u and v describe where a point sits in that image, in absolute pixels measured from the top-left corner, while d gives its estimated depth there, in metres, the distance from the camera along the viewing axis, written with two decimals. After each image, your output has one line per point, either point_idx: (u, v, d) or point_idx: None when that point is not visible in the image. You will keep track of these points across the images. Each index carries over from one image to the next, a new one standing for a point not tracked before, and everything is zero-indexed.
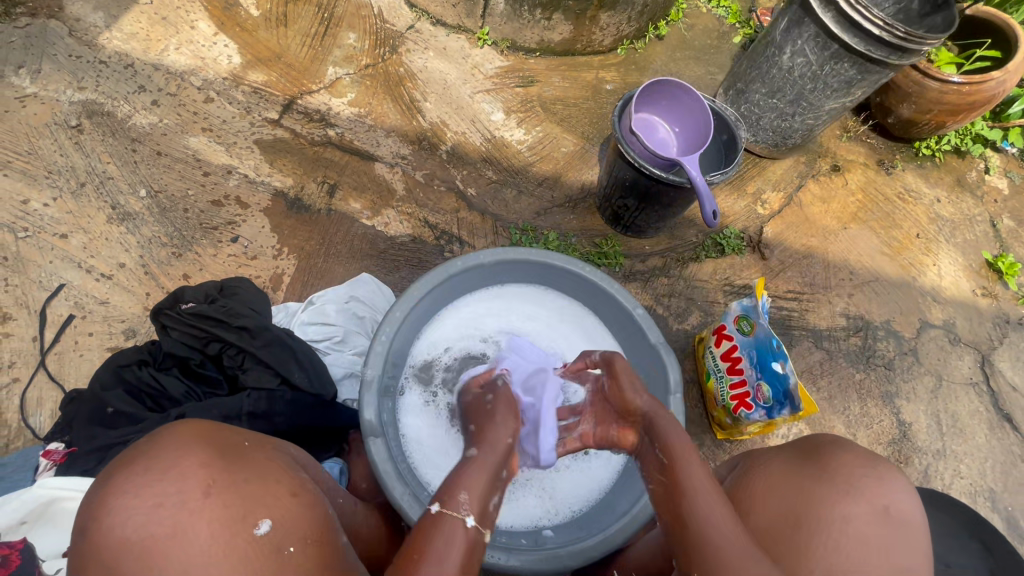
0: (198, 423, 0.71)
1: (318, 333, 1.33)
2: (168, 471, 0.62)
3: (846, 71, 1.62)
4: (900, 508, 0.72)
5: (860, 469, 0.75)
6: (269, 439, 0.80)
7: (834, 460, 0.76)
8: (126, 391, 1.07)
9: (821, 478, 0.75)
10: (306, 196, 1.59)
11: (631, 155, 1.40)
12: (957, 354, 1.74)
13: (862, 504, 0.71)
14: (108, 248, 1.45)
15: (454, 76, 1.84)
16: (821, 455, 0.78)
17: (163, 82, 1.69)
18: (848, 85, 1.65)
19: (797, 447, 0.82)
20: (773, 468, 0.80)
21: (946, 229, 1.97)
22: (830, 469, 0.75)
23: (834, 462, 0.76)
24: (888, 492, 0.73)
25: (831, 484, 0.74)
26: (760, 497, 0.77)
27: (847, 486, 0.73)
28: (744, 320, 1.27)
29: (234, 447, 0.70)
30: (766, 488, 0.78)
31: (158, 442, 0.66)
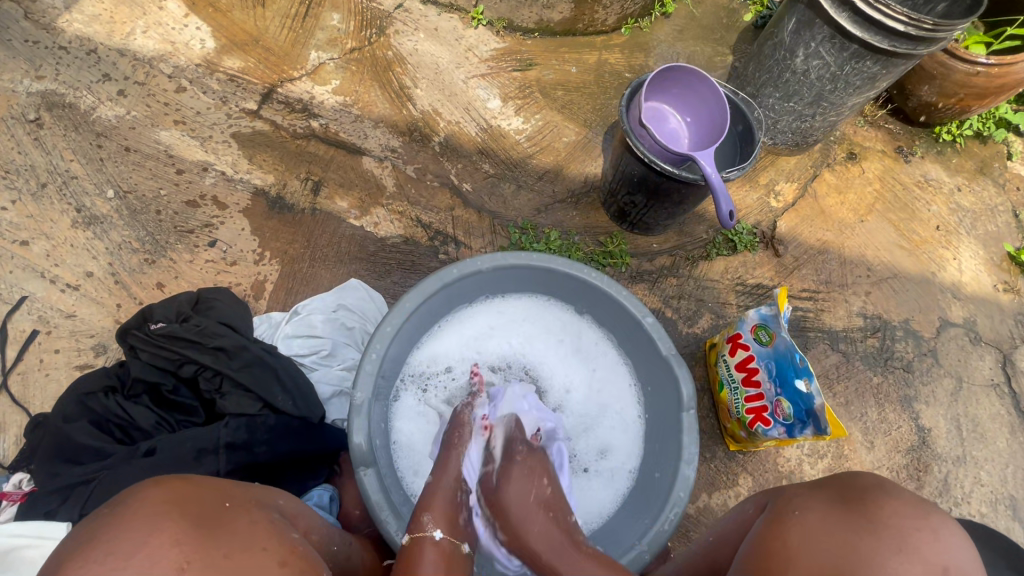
0: (167, 487, 0.62)
1: (304, 347, 1.24)
2: (133, 556, 0.54)
3: (869, 68, 1.49)
4: (964, 571, 0.60)
5: (911, 521, 0.63)
6: (254, 494, 0.72)
7: (880, 509, 0.65)
8: (90, 423, 0.98)
9: (866, 531, 0.63)
10: (289, 194, 1.48)
11: (641, 149, 1.29)
12: (978, 354, 1.66)
13: (916, 566, 0.60)
14: (74, 256, 1.34)
15: (447, 60, 1.70)
16: (863, 501, 0.67)
17: (130, 69, 1.55)
18: (872, 80, 1.53)
19: (834, 489, 0.72)
20: (808, 515, 0.69)
21: (967, 220, 1.87)
22: (875, 520, 0.64)
23: (879, 510, 0.65)
24: (948, 549, 0.61)
25: (877, 537, 0.62)
26: (793, 548, 0.66)
27: (895, 542, 0.62)
28: (762, 330, 1.18)
29: (214, 512, 0.62)
30: (793, 537, 0.68)
31: (122, 518, 0.57)
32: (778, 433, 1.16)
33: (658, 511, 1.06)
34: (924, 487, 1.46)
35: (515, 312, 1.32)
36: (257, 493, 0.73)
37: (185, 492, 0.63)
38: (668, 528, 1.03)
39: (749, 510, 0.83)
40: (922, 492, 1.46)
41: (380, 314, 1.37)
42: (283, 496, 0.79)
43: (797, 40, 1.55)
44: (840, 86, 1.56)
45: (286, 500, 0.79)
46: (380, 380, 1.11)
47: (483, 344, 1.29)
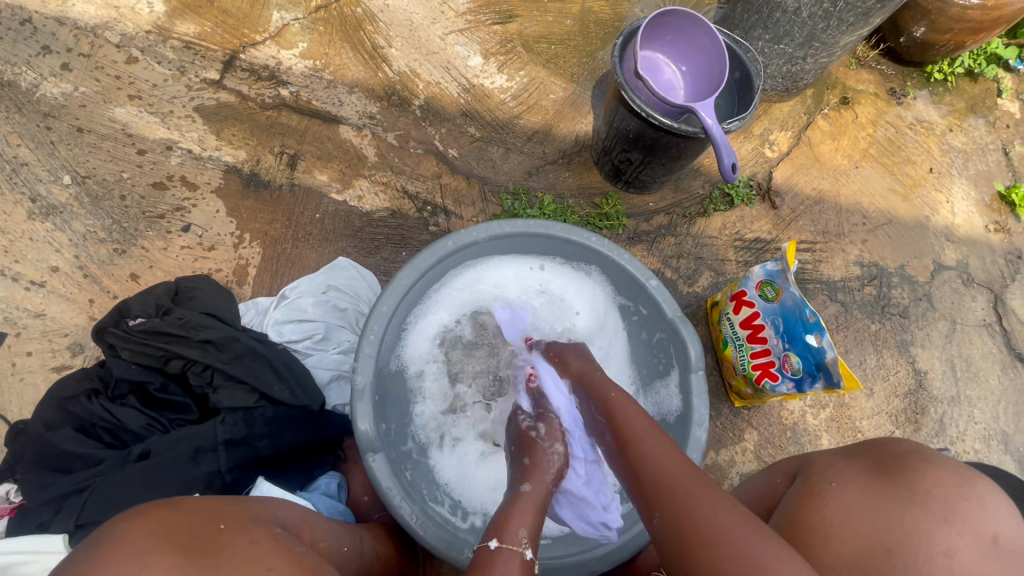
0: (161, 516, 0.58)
1: (295, 333, 1.18)
2: None
3: (864, 3, 1.42)
4: (1008, 538, 0.63)
5: (956, 492, 0.66)
6: (253, 511, 0.69)
7: (924, 479, 0.68)
8: (76, 428, 0.92)
9: (911, 502, 0.66)
10: (263, 170, 1.38)
11: (638, 103, 1.21)
12: (971, 296, 1.67)
13: (966, 535, 0.63)
14: (35, 250, 1.24)
15: (422, 16, 1.58)
16: (907, 472, 0.69)
17: (71, 40, 1.41)
18: (866, 15, 1.46)
19: (874, 460, 0.74)
20: (850, 489, 0.71)
21: (958, 161, 1.86)
22: (921, 492, 0.67)
23: (921, 480, 0.68)
24: (992, 516, 0.64)
25: (922, 509, 0.65)
26: (837, 521, 0.69)
27: (942, 512, 0.64)
28: (767, 286, 1.16)
29: (205, 534, 0.59)
30: (850, 510, 0.69)
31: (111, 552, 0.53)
32: (786, 388, 1.16)
33: None
34: (921, 428, 1.49)
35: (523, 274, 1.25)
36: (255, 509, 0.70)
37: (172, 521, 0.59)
38: None
39: (774, 479, 0.84)
40: (919, 433, 1.49)
41: (372, 292, 1.30)
42: (284, 506, 0.76)
43: None
44: (832, 23, 1.48)
45: (289, 509, 0.76)
46: (379, 364, 1.06)
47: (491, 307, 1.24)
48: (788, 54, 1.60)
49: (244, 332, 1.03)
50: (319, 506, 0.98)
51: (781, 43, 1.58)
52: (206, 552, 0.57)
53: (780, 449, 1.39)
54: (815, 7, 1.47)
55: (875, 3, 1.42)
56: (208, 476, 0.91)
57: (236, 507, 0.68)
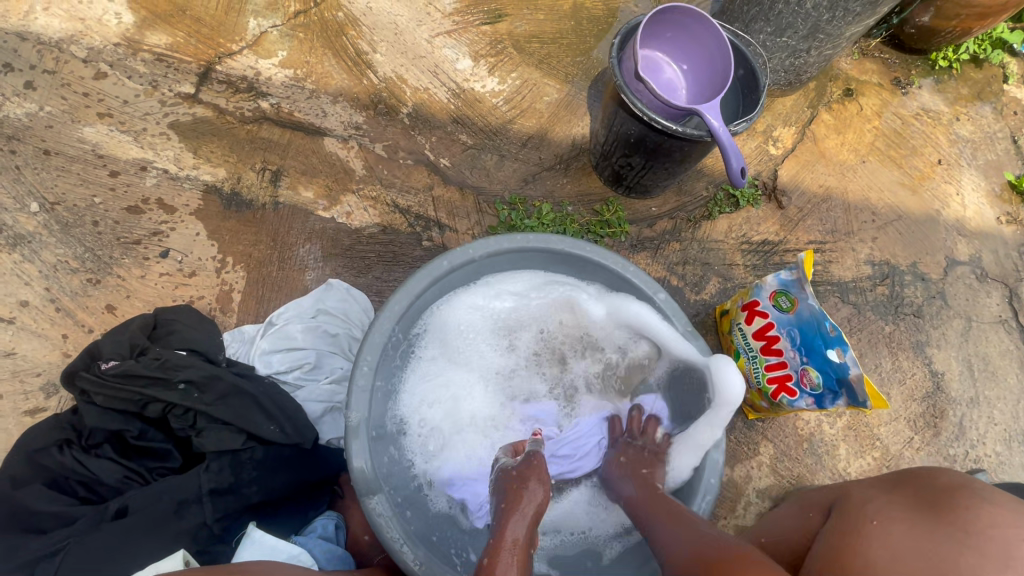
0: None
1: (285, 363, 1.11)
2: None
3: None
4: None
5: (1016, 532, 0.56)
6: None
7: (976, 516, 0.58)
8: (47, 484, 0.85)
9: (962, 542, 0.57)
10: (245, 188, 1.31)
11: (639, 106, 1.14)
12: (985, 291, 1.62)
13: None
14: (2, 284, 1.16)
15: (407, 18, 1.50)
16: (956, 509, 0.60)
17: (35, 56, 1.33)
18: (873, 4, 1.39)
19: (915, 496, 0.65)
20: (892, 528, 0.61)
21: (967, 151, 1.80)
22: (974, 532, 0.57)
23: (975, 519, 0.58)
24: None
25: (976, 553, 0.56)
26: (879, 565, 0.59)
27: (1000, 557, 0.55)
28: (782, 296, 1.10)
29: None
30: (889, 550, 0.60)
31: None
32: (805, 403, 1.10)
33: (688, 500, 1.00)
34: (940, 433, 1.44)
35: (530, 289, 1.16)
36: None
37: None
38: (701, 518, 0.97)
39: (809, 517, 0.76)
40: (939, 438, 1.43)
41: (364, 314, 1.23)
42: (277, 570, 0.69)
43: None
44: (838, 13, 1.42)
45: None
46: (377, 397, 0.99)
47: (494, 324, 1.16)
48: (791, 47, 1.53)
49: (227, 368, 0.96)
50: (315, 553, 0.91)
51: (784, 35, 1.52)
52: None
53: (797, 461, 1.33)
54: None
55: None
56: (193, 529, 0.85)
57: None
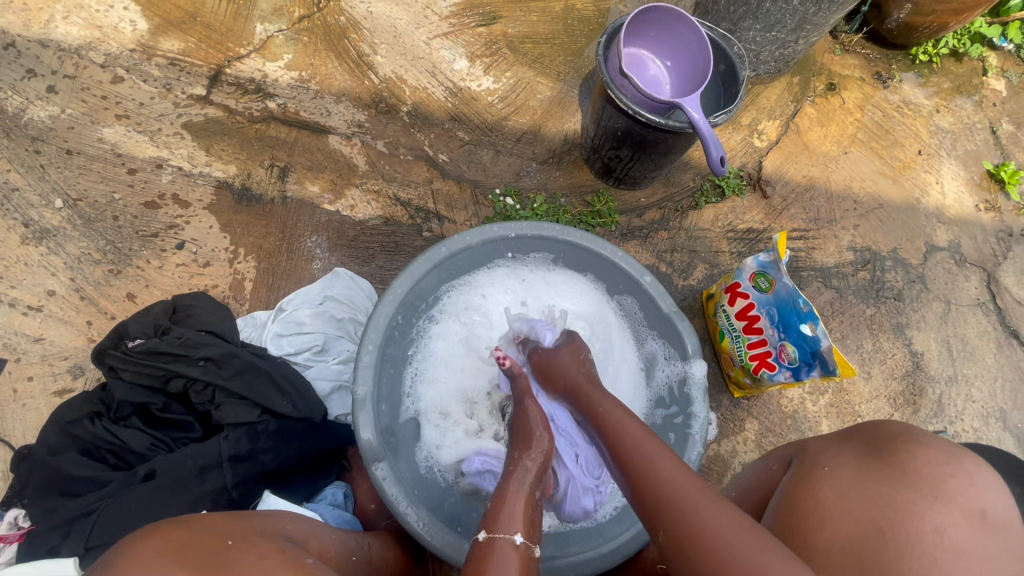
0: (171, 531, 0.57)
1: (296, 345, 1.19)
2: None
3: None
4: (997, 513, 0.60)
5: (946, 469, 0.63)
6: (259, 526, 0.67)
7: (912, 458, 0.65)
8: (80, 451, 0.93)
9: (899, 479, 0.63)
10: (255, 183, 1.38)
11: (624, 101, 1.22)
12: (964, 275, 1.68)
13: (954, 511, 0.59)
14: (31, 275, 1.24)
15: (406, 21, 1.58)
16: (895, 452, 0.66)
17: (56, 62, 1.41)
18: None
19: (861, 443, 0.71)
20: (840, 471, 0.68)
21: (947, 142, 1.86)
22: (910, 470, 0.64)
23: (911, 460, 0.65)
24: (981, 492, 0.61)
25: (911, 489, 0.62)
26: (829, 503, 0.66)
27: (931, 491, 0.61)
28: (761, 277, 1.17)
29: (213, 549, 0.57)
30: (838, 493, 0.66)
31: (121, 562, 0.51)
32: (783, 377, 1.17)
33: None
34: (919, 410, 1.50)
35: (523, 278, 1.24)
36: (257, 520, 0.69)
37: (185, 526, 0.59)
38: None
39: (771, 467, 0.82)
40: (918, 415, 1.50)
41: (369, 300, 1.31)
42: (289, 519, 0.75)
43: None
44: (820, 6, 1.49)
45: (294, 522, 0.75)
46: (382, 374, 1.08)
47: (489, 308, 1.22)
48: (778, 40, 1.60)
49: (243, 348, 1.03)
50: (326, 516, 0.99)
51: (772, 29, 1.58)
52: (217, 565, 0.55)
53: (781, 437, 1.40)
54: None
55: None
56: (214, 493, 0.92)
57: (241, 520, 0.66)
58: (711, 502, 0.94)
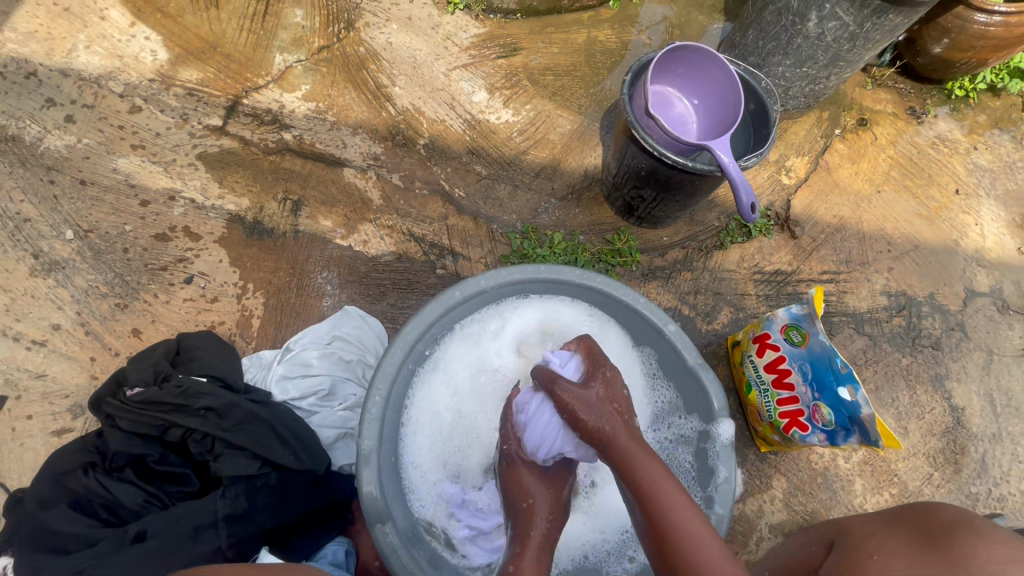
0: None
1: (301, 389, 1.14)
2: None
3: (892, 21, 1.35)
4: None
5: (1005, 550, 0.58)
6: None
7: (972, 552, 0.59)
8: (71, 505, 0.88)
9: (953, 564, 0.59)
10: (267, 217, 1.36)
11: (649, 142, 1.17)
12: (1007, 323, 1.58)
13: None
14: (36, 308, 1.22)
15: (426, 53, 1.57)
16: (951, 543, 0.62)
17: (76, 91, 1.40)
18: (892, 32, 1.40)
19: (912, 528, 0.67)
20: (891, 560, 0.64)
21: (985, 181, 1.78)
22: (970, 566, 0.58)
23: (964, 542, 0.61)
24: None
25: None
26: None
27: None
28: (793, 330, 1.10)
29: None
30: None
31: None
32: (816, 438, 1.09)
33: None
34: (962, 470, 1.40)
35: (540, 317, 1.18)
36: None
37: None
38: None
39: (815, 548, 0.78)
40: (961, 475, 1.40)
41: (378, 340, 1.26)
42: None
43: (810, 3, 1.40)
44: (855, 42, 1.43)
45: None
46: (388, 423, 1.02)
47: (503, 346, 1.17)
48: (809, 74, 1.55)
49: (244, 395, 0.99)
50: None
51: (803, 64, 1.53)
52: None
53: (810, 497, 1.31)
54: (834, 24, 1.41)
55: (894, 19, 1.35)
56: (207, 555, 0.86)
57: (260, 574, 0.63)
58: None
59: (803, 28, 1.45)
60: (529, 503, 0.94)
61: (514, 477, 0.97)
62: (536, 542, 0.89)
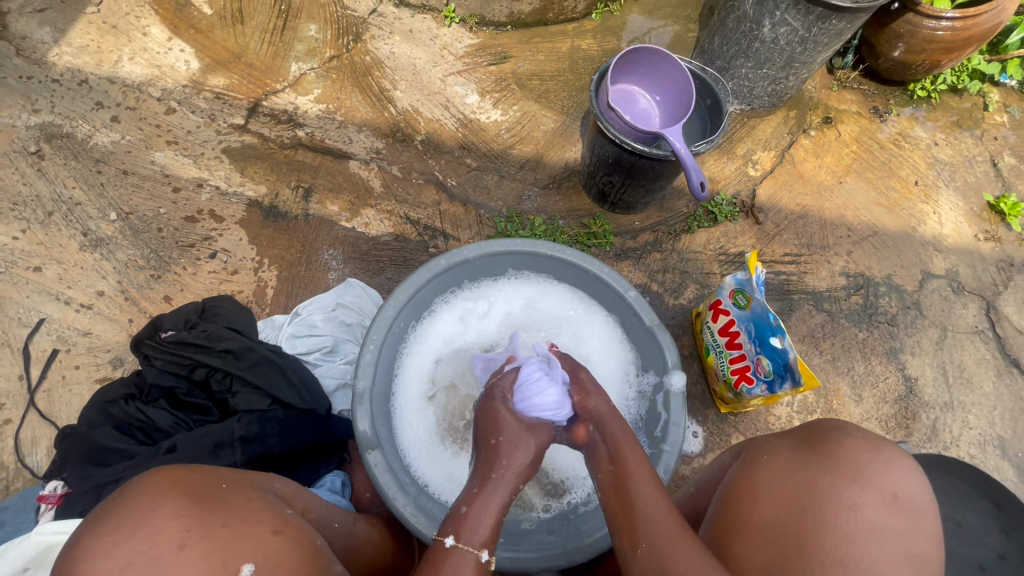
0: (170, 470, 0.72)
1: (308, 345, 1.30)
2: (138, 528, 0.62)
3: (835, 26, 1.52)
4: (911, 496, 0.65)
5: (867, 456, 0.68)
6: (249, 480, 0.81)
7: (838, 446, 0.70)
8: (114, 427, 1.05)
9: (823, 467, 0.69)
10: (281, 202, 1.54)
11: (611, 131, 1.34)
12: (961, 303, 1.70)
13: (869, 492, 0.65)
14: (84, 277, 1.41)
15: (424, 60, 1.77)
16: (824, 440, 0.72)
17: (121, 96, 1.62)
18: (838, 35, 1.57)
19: (799, 432, 0.78)
20: (777, 460, 0.74)
21: (946, 173, 1.91)
22: (834, 457, 0.69)
23: (838, 448, 0.70)
24: (898, 478, 0.66)
25: (831, 472, 0.68)
26: (760, 487, 0.73)
27: (850, 474, 0.67)
28: (739, 294, 1.23)
29: (209, 490, 0.72)
30: (769, 478, 0.73)
31: (132, 492, 0.66)
32: (760, 390, 1.23)
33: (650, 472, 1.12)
34: (912, 434, 1.51)
35: (518, 288, 1.34)
36: (207, 475, 0.75)
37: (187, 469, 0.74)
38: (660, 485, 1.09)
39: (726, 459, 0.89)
40: (911, 438, 1.51)
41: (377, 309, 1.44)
42: (280, 479, 0.88)
43: (763, 12, 1.58)
44: (805, 45, 1.59)
45: (282, 482, 0.88)
46: (382, 368, 1.18)
47: (487, 313, 1.32)
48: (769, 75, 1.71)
49: (260, 343, 1.16)
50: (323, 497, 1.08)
51: (762, 66, 1.70)
52: (207, 503, 0.70)
53: None
54: (785, 29, 1.58)
55: (838, 25, 1.52)
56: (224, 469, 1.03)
57: (234, 474, 0.80)
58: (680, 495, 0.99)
59: (759, 33, 1.63)
60: (499, 440, 0.94)
61: (491, 415, 0.99)
62: (497, 479, 0.89)
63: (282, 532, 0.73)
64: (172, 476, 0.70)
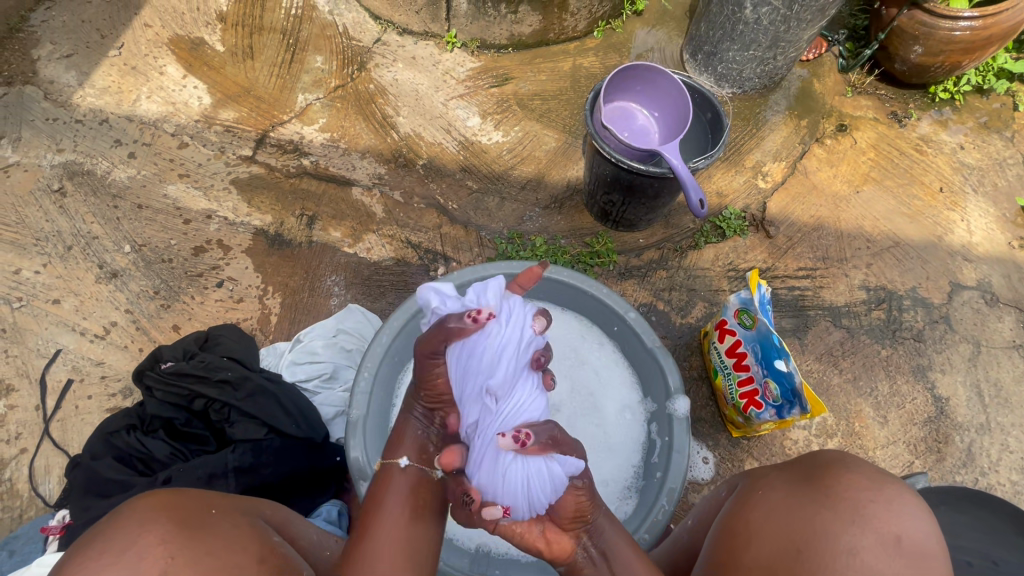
0: (161, 495, 0.72)
1: (307, 372, 1.31)
2: (123, 553, 0.62)
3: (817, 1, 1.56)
4: (914, 538, 0.62)
5: (867, 494, 0.66)
6: (240, 506, 0.81)
7: (838, 484, 0.69)
8: (116, 458, 1.07)
9: (822, 504, 0.67)
10: (286, 230, 1.58)
11: (606, 150, 1.31)
12: (996, 316, 1.59)
13: (867, 534, 0.63)
14: (99, 308, 1.47)
15: (427, 86, 1.80)
16: (824, 475, 0.71)
17: (138, 133, 1.70)
18: (822, 11, 1.60)
19: (799, 466, 0.76)
20: (772, 494, 0.72)
21: (974, 178, 1.80)
22: (833, 494, 0.68)
23: (837, 486, 0.68)
24: (899, 518, 0.64)
25: (829, 510, 0.66)
26: (754, 525, 0.71)
27: (848, 513, 0.65)
28: (744, 314, 1.18)
29: (196, 515, 0.71)
30: (764, 515, 0.71)
31: (119, 520, 0.66)
32: (770, 415, 1.17)
33: (653, 500, 1.07)
34: (945, 459, 1.41)
35: None
36: (195, 503, 0.74)
37: (176, 493, 0.74)
38: (663, 517, 1.04)
39: (721, 493, 0.87)
40: (944, 464, 1.41)
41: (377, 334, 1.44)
42: (270, 506, 0.88)
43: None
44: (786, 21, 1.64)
45: (273, 510, 0.88)
46: (377, 397, 1.17)
47: None
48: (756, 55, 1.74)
49: (257, 372, 1.18)
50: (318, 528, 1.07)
51: (752, 49, 1.73)
52: (194, 527, 0.69)
53: None
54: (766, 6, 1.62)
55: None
56: None
57: (223, 500, 0.80)
58: (679, 532, 0.95)
59: (743, 15, 1.68)
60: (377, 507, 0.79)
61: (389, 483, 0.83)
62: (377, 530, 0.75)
63: (266, 563, 0.70)
64: (161, 502, 0.70)
